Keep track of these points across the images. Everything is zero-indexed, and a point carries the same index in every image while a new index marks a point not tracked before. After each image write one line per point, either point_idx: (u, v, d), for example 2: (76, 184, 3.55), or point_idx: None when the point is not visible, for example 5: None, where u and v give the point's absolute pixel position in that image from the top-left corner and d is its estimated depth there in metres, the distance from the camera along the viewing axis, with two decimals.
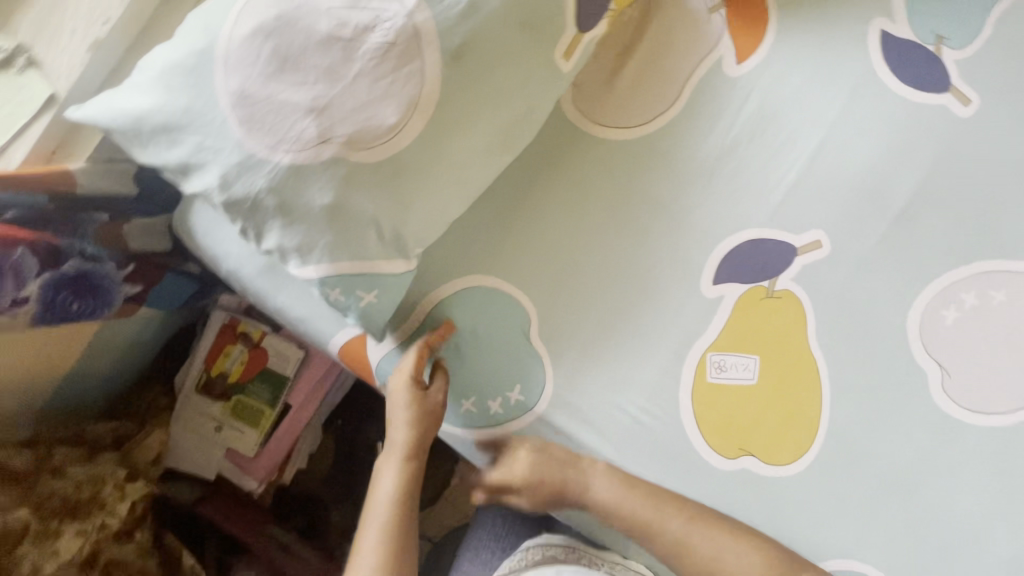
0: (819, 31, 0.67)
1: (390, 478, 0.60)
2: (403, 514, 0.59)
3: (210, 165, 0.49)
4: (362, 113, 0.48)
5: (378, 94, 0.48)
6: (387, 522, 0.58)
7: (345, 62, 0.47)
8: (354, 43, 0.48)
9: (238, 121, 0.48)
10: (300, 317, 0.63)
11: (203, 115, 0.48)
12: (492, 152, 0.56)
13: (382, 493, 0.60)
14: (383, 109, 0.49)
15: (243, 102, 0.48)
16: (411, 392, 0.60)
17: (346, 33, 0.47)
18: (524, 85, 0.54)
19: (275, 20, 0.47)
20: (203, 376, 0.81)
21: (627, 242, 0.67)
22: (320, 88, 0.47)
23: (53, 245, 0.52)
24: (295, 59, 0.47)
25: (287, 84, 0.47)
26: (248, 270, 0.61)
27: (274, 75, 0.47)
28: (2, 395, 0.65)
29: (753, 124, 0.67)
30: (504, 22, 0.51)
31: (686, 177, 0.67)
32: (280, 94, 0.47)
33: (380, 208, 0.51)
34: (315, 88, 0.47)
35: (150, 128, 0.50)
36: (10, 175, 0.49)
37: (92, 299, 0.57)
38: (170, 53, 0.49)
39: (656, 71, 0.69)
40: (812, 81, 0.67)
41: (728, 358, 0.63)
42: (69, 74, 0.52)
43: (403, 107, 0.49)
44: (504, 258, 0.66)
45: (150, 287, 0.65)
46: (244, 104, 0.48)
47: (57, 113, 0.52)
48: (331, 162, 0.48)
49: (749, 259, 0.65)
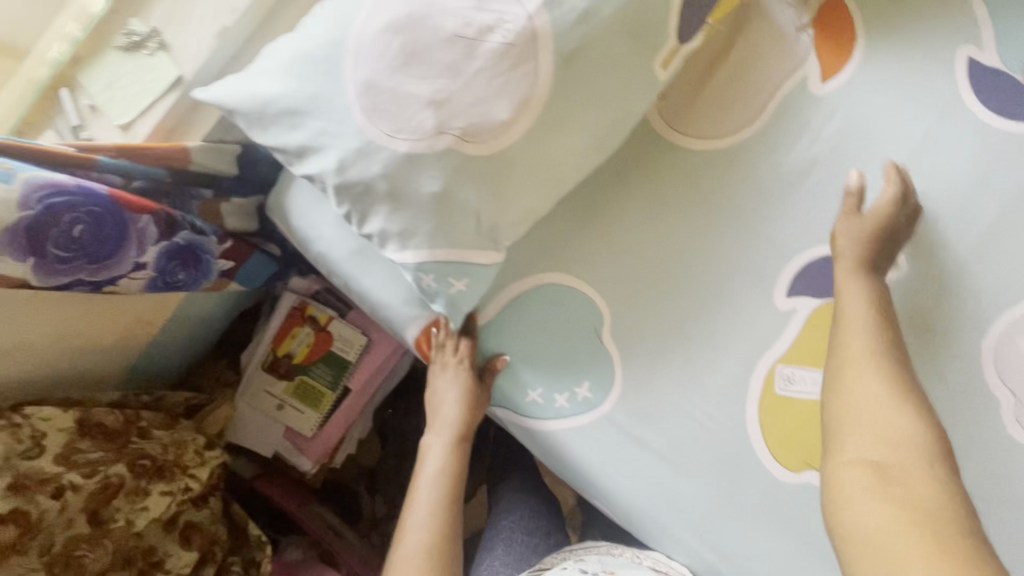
0: (923, 46, 0.63)
1: (438, 455, 0.66)
2: (450, 488, 0.64)
3: (330, 149, 0.50)
4: (478, 109, 0.48)
5: (494, 91, 0.48)
6: (438, 495, 0.64)
7: (469, 57, 0.47)
8: (481, 36, 0.47)
9: (362, 109, 0.48)
10: (382, 303, 0.65)
11: (328, 101, 0.49)
12: (587, 152, 0.56)
13: (428, 473, 0.65)
14: (497, 106, 0.49)
15: (368, 92, 0.48)
16: (463, 380, 0.65)
17: (472, 31, 0.47)
18: (624, 90, 0.54)
19: (406, 15, 0.47)
20: (270, 356, 0.85)
21: (707, 251, 0.64)
22: (442, 82, 0.47)
23: (171, 217, 0.54)
24: (421, 53, 0.47)
25: (411, 77, 0.47)
26: (336, 254, 0.64)
27: (400, 68, 0.47)
28: (94, 355, 0.66)
29: (835, 142, 0.64)
30: (611, 29, 0.50)
31: (767, 191, 0.64)
32: (404, 86, 0.48)
33: (482, 201, 0.52)
34: (437, 82, 0.47)
35: (274, 112, 0.51)
36: (140, 147, 0.54)
37: (195, 270, 0.60)
38: (298, 42, 0.50)
39: (745, 79, 0.64)
40: (898, 102, 0.63)
41: (798, 372, 0.64)
42: (197, 60, 0.57)
43: (516, 105, 0.49)
44: (585, 260, 0.64)
45: (239, 264, 0.69)
46: (369, 94, 0.48)
47: (183, 94, 0.57)
48: (444, 154, 0.49)
49: (830, 275, 0.64)
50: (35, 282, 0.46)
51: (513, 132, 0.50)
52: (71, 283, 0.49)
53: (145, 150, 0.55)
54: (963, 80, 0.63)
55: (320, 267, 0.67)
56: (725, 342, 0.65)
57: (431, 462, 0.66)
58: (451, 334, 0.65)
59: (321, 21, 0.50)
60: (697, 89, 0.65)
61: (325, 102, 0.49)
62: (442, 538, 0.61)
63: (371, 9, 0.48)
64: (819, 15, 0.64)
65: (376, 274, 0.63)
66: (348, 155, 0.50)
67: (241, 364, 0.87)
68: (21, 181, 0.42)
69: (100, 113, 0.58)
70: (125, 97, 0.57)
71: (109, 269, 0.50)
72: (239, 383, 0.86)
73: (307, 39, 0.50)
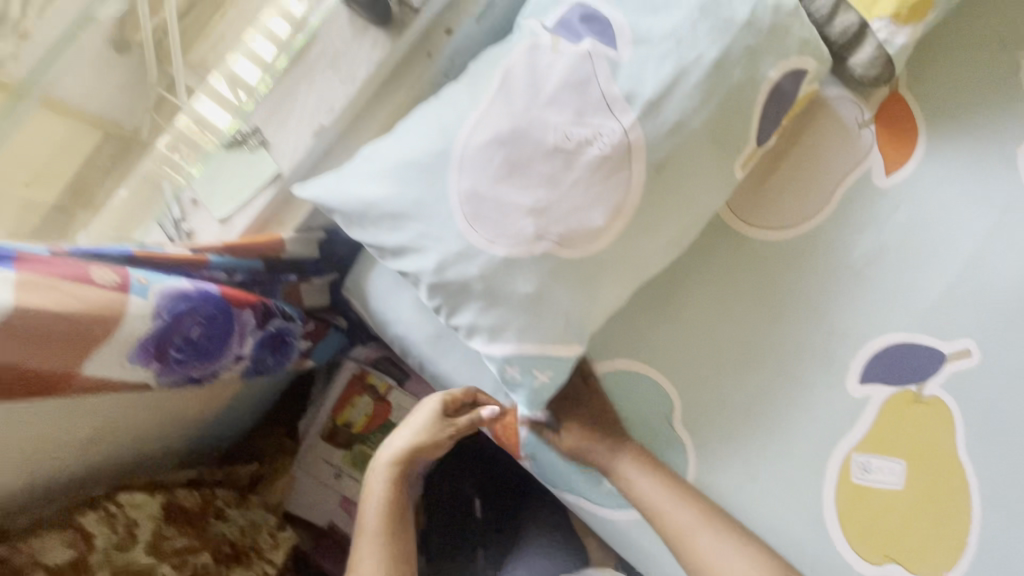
0: (993, 135, 0.64)
1: (382, 479, 0.62)
2: (395, 513, 0.62)
3: (430, 251, 0.53)
4: (575, 216, 0.51)
5: (590, 199, 0.51)
6: (386, 522, 0.61)
7: (567, 169, 0.50)
8: (579, 148, 0.50)
9: (465, 216, 0.52)
10: (459, 385, 0.66)
11: (432, 207, 0.52)
12: (670, 247, 0.57)
13: (373, 502, 0.62)
14: (592, 213, 0.51)
15: (471, 200, 0.51)
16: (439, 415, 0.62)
17: (571, 145, 0.50)
18: (705, 190, 0.56)
19: (510, 131, 0.51)
20: (329, 425, 0.86)
21: (778, 338, 0.66)
22: (543, 192, 0.50)
23: (267, 308, 0.56)
24: (523, 166, 0.50)
25: (513, 187, 0.51)
26: (415, 337, 0.65)
27: (502, 179, 0.51)
28: (174, 436, 0.68)
29: (901, 233, 0.65)
30: (695, 136, 0.53)
31: (836, 279, 0.65)
32: (506, 196, 0.51)
33: (573, 300, 0.54)
34: (538, 192, 0.50)
35: (376, 214, 0.54)
36: (239, 244, 0.56)
37: (281, 354, 0.62)
38: (403, 151, 0.53)
39: (812, 169, 0.66)
40: (966, 193, 0.64)
41: (873, 461, 0.63)
42: (294, 155, 0.60)
43: (610, 211, 0.51)
44: (656, 345, 0.66)
45: (316, 342, 0.71)
46: (472, 202, 0.51)
47: (279, 188, 0.60)
48: (541, 257, 0.51)
49: (900, 363, 0.64)
50: (153, 384, 0.46)
51: (607, 235, 0.52)
52: (179, 380, 0.49)
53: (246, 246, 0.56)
54: None
55: (395, 347, 0.68)
56: (800, 429, 0.65)
57: (378, 483, 0.62)
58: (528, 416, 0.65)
59: (425, 132, 0.53)
60: (765, 178, 0.67)
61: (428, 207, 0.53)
62: (397, 567, 0.59)
63: (476, 124, 0.52)
64: (881, 108, 0.66)
65: (454, 357, 0.65)
66: (449, 257, 0.53)
67: (299, 432, 0.88)
68: (156, 294, 0.43)
69: (200, 206, 0.60)
70: (225, 191, 0.60)
71: (212, 364, 0.51)
72: (297, 450, 0.86)
73: (412, 149, 0.53)
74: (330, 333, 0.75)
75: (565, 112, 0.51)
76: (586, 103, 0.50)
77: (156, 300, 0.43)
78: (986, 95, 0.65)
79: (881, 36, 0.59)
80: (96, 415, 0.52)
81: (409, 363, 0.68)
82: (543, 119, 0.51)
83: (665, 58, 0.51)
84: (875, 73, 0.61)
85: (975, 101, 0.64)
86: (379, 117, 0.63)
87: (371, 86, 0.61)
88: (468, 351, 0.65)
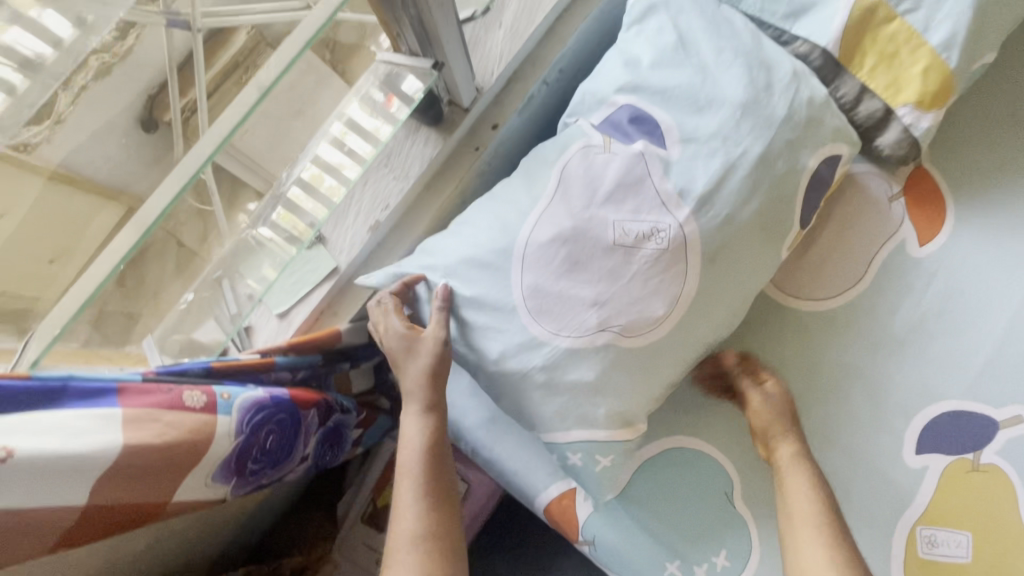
0: (1015, 207, 0.67)
1: (416, 432, 0.53)
2: (435, 470, 0.52)
3: (494, 341, 0.54)
4: (636, 307, 0.52)
5: (649, 291, 0.52)
6: (424, 478, 0.51)
7: (627, 263, 0.52)
8: (639, 243, 0.52)
9: (528, 310, 0.53)
10: (513, 469, 0.65)
11: (496, 302, 0.54)
12: (724, 328, 0.59)
13: (410, 443, 0.53)
14: (653, 303, 0.52)
15: (535, 295, 0.53)
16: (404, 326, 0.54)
17: (629, 241, 0.52)
18: (755, 273, 0.57)
19: (571, 230, 0.52)
20: (369, 506, 0.84)
21: (828, 407, 0.67)
22: (603, 286, 0.52)
23: (327, 404, 0.56)
24: (584, 261, 0.52)
25: (576, 282, 0.52)
26: (469, 421, 0.66)
27: (565, 274, 0.52)
28: (219, 534, 0.66)
29: (941, 301, 0.67)
30: (745, 224, 0.54)
31: (879, 348, 0.67)
32: (569, 290, 0.52)
33: (634, 387, 0.54)
34: (599, 287, 0.52)
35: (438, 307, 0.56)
36: (304, 340, 0.56)
37: (337, 447, 0.61)
38: (463, 249, 0.56)
39: (847, 242, 0.69)
40: (999, 261, 0.66)
41: (940, 534, 0.62)
42: (351, 250, 0.62)
43: (669, 301, 0.52)
44: (711, 421, 0.66)
45: (366, 427, 0.71)
46: (536, 297, 0.53)
47: (335, 283, 0.62)
48: (603, 348, 0.52)
49: (956, 433, 0.64)
50: (228, 497, 0.46)
51: (666, 325, 0.53)
52: (250, 489, 0.49)
53: (309, 343, 0.57)
54: None
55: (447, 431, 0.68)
56: (855, 502, 0.65)
57: (411, 437, 0.53)
58: (586, 499, 0.64)
59: (485, 230, 0.55)
60: (801, 251, 0.70)
61: (492, 301, 0.54)
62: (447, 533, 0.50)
63: (537, 222, 0.54)
64: (908, 183, 0.69)
65: (508, 441, 0.65)
66: (512, 348, 0.54)
67: (338, 515, 0.85)
68: (239, 409, 0.43)
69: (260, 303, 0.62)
70: (284, 288, 0.61)
71: (280, 468, 0.51)
72: (337, 535, 0.83)
73: (474, 244, 0.55)
74: (378, 416, 0.75)
75: (624, 209, 0.52)
76: (644, 200, 0.52)
77: (237, 414, 0.43)
78: (1002, 169, 0.68)
79: (904, 122, 0.62)
80: (158, 530, 0.49)
81: (462, 447, 0.68)
82: (602, 217, 0.52)
83: (711, 152, 0.53)
84: (903, 151, 0.64)
85: (994, 174, 0.68)
86: (432, 208, 0.65)
87: (422, 182, 0.64)
88: (522, 434, 0.66)
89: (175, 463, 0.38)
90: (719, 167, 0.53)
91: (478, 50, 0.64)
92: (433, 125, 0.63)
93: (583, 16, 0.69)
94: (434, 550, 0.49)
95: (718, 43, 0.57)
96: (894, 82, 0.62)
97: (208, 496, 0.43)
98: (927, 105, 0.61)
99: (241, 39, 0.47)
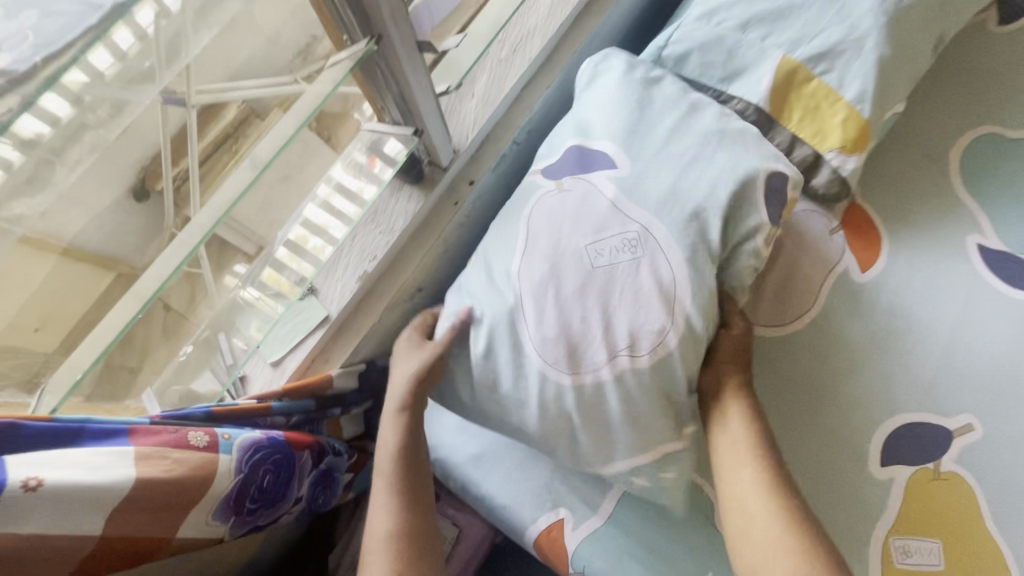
0: (938, 235, 0.76)
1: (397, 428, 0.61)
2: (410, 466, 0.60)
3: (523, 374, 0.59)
4: (631, 331, 0.55)
5: (638, 317, 0.55)
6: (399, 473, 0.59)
7: (612, 293, 0.56)
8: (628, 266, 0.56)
9: (545, 342, 0.57)
10: (503, 504, 0.67)
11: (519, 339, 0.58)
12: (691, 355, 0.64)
13: (386, 449, 0.60)
14: (646, 327, 0.55)
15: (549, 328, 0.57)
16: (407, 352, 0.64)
17: (610, 272, 0.56)
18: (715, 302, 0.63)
19: (560, 266, 0.57)
20: (360, 558, 0.83)
21: (818, 422, 0.71)
22: (601, 314, 0.56)
23: (319, 445, 0.59)
24: (579, 293, 0.56)
25: (578, 312, 0.56)
26: (456, 459, 0.69)
27: (566, 306, 0.56)
28: None
29: (887, 321, 0.73)
30: None
31: (837, 368, 0.72)
32: (575, 320, 0.56)
33: (660, 408, 0.58)
34: (598, 314, 0.56)
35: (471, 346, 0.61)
36: (296, 385, 0.60)
37: (330, 491, 0.63)
38: (485, 293, 0.62)
39: (799, 271, 0.75)
40: (933, 282, 0.74)
41: (912, 542, 0.66)
42: (342, 299, 0.66)
43: (663, 325, 0.55)
44: None
45: (357, 472, 0.72)
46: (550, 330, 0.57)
47: (327, 330, 0.66)
48: (620, 370, 0.56)
49: (916, 444, 0.69)
50: (226, 538, 0.48)
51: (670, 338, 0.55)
52: (247, 530, 0.51)
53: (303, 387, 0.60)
54: (978, 260, 0.74)
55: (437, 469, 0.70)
56: (832, 517, 0.69)
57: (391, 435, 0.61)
58: (575, 529, 0.66)
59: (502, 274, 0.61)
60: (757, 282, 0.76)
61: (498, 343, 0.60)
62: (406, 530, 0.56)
63: (538, 261, 0.59)
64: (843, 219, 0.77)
65: (496, 476, 0.68)
66: (506, 378, 0.60)
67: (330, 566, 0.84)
68: (239, 448, 0.46)
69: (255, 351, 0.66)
70: (277, 337, 0.65)
71: (277, 509, 0.53)
72: None
73: (493, 290, 0.61)
74: (368, 462, 0.77)
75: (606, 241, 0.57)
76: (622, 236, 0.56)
77: (237, 454, 0.46)
78: (923, 203, 0.77)
79: (831, 166, 0.70)
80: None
81: (452, 485, 0.70)
82: (585, 251, 0.57)
83: (681, 191, 0.57)
84: (835, 188, 0.72)
85: (915, 210, 0.77)
86: (417, 257, 0.71)
87: (407, 233, 0.70)
88: (509, 468, 0.68)
89: (182, 494, 0.41)
90: (682, 204, 0.57)
91: (453, 116, 0.72)
92: (415, 182, 0.70)
93: (545, 84, 0.78)
94: (392, 543, 0.55)
95: (676, 95, 0.64)
96: (819, 132, 0.70)
97: (208, 534, 0.45)
98: (851, 147, 0.69)
99: (231, 113, 0.56)
